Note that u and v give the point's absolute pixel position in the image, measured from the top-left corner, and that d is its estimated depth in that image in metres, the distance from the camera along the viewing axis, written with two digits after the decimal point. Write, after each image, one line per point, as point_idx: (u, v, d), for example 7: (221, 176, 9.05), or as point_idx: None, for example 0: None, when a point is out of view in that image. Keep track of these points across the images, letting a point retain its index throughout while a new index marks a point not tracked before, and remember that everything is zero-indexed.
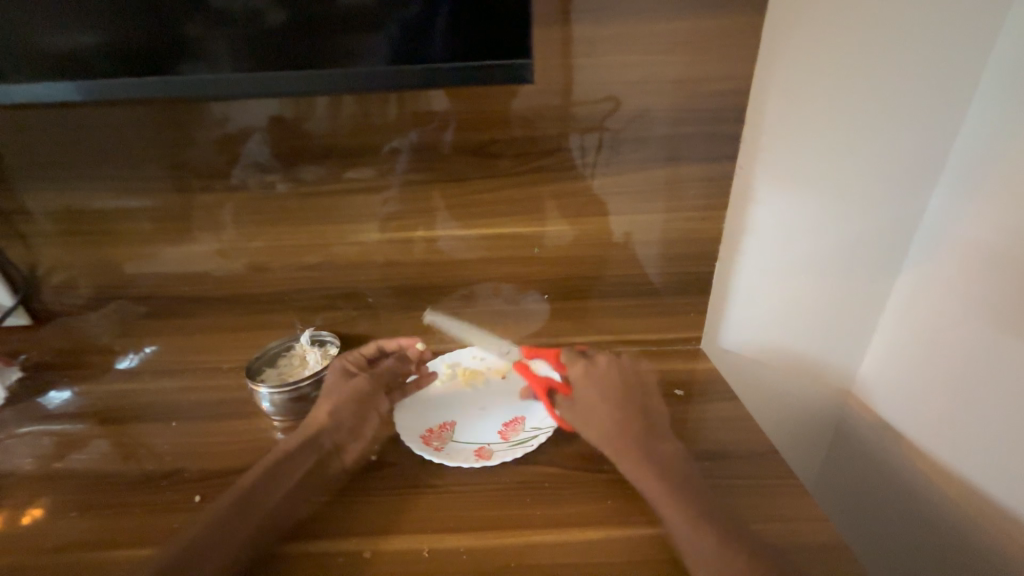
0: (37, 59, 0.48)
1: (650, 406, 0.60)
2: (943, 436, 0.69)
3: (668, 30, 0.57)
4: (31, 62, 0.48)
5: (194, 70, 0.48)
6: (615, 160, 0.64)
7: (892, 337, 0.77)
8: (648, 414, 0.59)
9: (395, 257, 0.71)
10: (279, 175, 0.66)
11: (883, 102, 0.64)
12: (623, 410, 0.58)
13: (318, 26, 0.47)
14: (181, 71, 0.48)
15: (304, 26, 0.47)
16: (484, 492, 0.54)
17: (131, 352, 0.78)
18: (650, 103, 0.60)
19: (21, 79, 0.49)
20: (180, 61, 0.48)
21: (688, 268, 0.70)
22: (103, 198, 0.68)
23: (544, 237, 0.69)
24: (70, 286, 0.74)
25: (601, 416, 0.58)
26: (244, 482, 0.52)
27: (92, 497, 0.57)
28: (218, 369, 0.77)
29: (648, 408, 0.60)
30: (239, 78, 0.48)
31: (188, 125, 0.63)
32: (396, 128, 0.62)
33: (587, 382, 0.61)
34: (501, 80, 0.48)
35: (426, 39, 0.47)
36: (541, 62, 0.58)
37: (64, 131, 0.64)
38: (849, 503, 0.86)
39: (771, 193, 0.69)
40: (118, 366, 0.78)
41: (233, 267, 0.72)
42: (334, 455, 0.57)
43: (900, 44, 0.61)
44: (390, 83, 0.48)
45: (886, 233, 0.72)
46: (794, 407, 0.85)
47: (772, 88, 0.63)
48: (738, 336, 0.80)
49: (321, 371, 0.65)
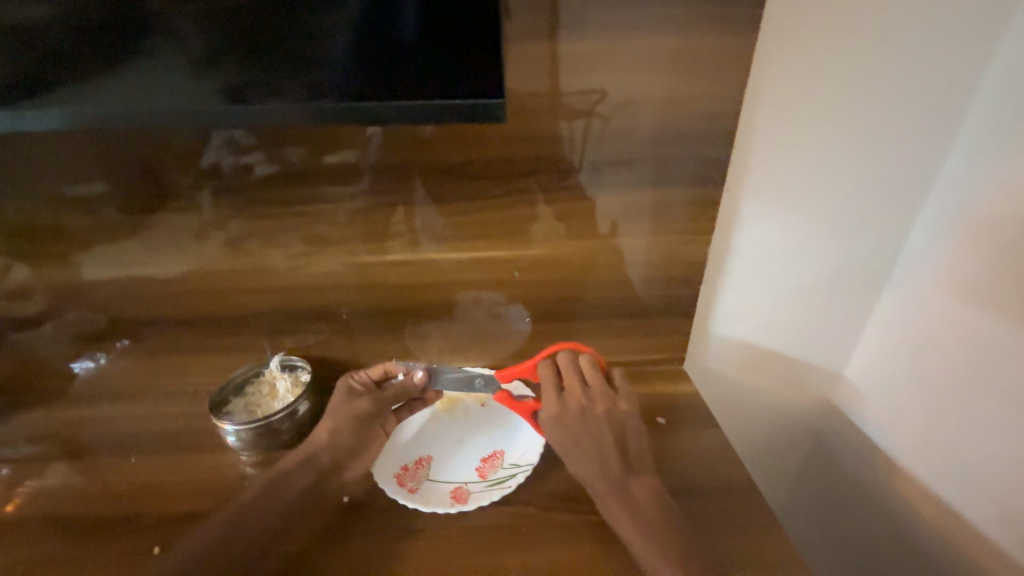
0: None
1: (626, 441, 0.56)
2: (917, 455, 0.70)
3: (657, 47, 0.54)
4: None
5: (160, 48, 0.43)
6: (600, 182, 0.61)
7: (871, 357, 0.77)
8: (625, 455, 0.55)
9: (368, 279, 0.68)
10: (258, 155, 0.59)
11: (873, 122, 0.62)
12: (596, 455, 0.55)
13: (294, 7, 0.42)
14: (147, 49, 0.43)
15: (281, 8, 0.42)
16: (459, 538, 0.53)
17: (97, 353, 0.72)
18: (633, 124, 0.58)
19: None
20: (146, 37, 0.43)
21: (673, 290, 0.69)
22: (49, 216, 0.63)
23: (523, 259, 0.66)
24: (19, 307, 0.69)
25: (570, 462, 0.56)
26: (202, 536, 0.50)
27: (41, 546, 0.54)
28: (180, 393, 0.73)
29: (625, 447, 0.56)
30: (195, 108, 0.45)
31: (140, 141, 0.59)
32: (369, 149, 0.59)
33: (558, 426, 0.57)
34: (465, 118, 0.46)
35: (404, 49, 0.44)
36: (522, 80, 0.55)
37: (7, 138, 0.58)
38: (820, 517, 0.88)
39: (756, 214, 0.67)
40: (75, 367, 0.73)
41: (196, 289, 0.68)
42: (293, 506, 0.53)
43: (892, 63, 0.58)
44: (357, 118, 0.46)
45: (871, 254, 0.71)
46: (773, 424, 0.85)
47: (761, 106, 0.60)
48: (718, 357, 0.78)
49: (293, 404, 0.62)
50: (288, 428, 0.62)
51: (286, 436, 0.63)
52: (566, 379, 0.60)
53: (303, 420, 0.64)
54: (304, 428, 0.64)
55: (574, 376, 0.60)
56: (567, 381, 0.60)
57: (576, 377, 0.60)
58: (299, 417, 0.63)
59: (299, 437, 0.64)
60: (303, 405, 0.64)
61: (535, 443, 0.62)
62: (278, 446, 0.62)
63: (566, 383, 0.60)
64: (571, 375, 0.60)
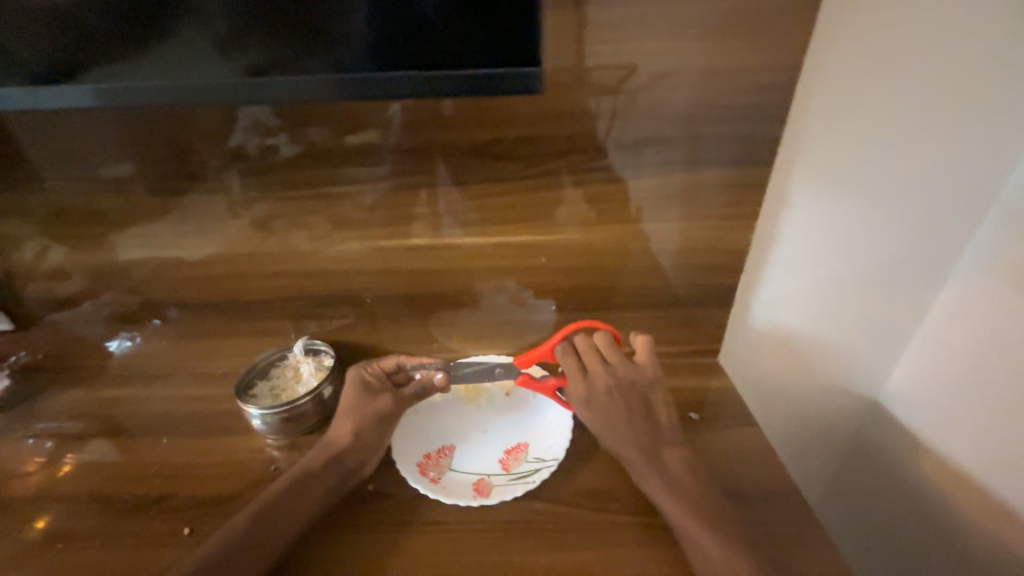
0: None
1: (655, 413, 0.56)
2: (980, 458, 0.66)
3: (705, 13, 0.49)
4: None
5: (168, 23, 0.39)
6: (634, 163, 0.57)
7: (929, 355, 0.71)
8: (656, 427, 0.55)
9: (392, 264, 0.66)
10: (284, 138, 0.58)
11: (949, 96, 0.55)
12: (632, 432, 0.54)
13: None
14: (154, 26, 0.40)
15: None
16: (483, 533, 0.52)
17: (131, 332, 0.73)
18: (674, 102, 0.54)
19: None
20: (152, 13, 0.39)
21: (710, 279, 0.65)
22: (80, 199, 0.63)
23: (552, 246, 0.64)
24: (55, 288, 0.71)
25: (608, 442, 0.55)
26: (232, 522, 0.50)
27: (80, 524, 0.55)
28: (209, 375, 0.74)
29: (654, 419, 0.55)
30: (209, 88, 0.41)
31: (165, 123, 0.58)
32: (393, 130, 0.56)
33: (591, 410, 0.56)
34: (503, 92, 0.41)
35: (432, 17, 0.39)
36: (555, 53, 0.51)
37: (37, 119, 0.58)
38: (857, 514, 0.85)
39: (809, 198, 0.61)
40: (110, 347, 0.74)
41: (222, 272, 0.68)
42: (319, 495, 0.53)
43: (974, 28, 0.52)
44: (376, 94, 0.41)
45: (935, 243, 0.65)
46: (814, 421, 0.81)
47: (821, 78, 0.55)
48: (757, 351, 0.74)
49: (317, 388, 0.62)
50: (313, 413, 0.62)
51: (311, 422, 0.62)
52: (588, 364, 0.57)
53: (328, 404, 0.64)
54: (328, 413, 0.64)
55: (595, 357, 0.58)
56: (591, 364, 0.57)
57: (597, 357, 0.58)
58: (324, 401, 0.63)
59: (323, 423, 0.64)
60: (327, 389, 0.63)
61: (562, 437, 0.60)
62: (303, 431, 0.62)
63: (589, 366, 0.57)
64: (591, 357, 0.58)
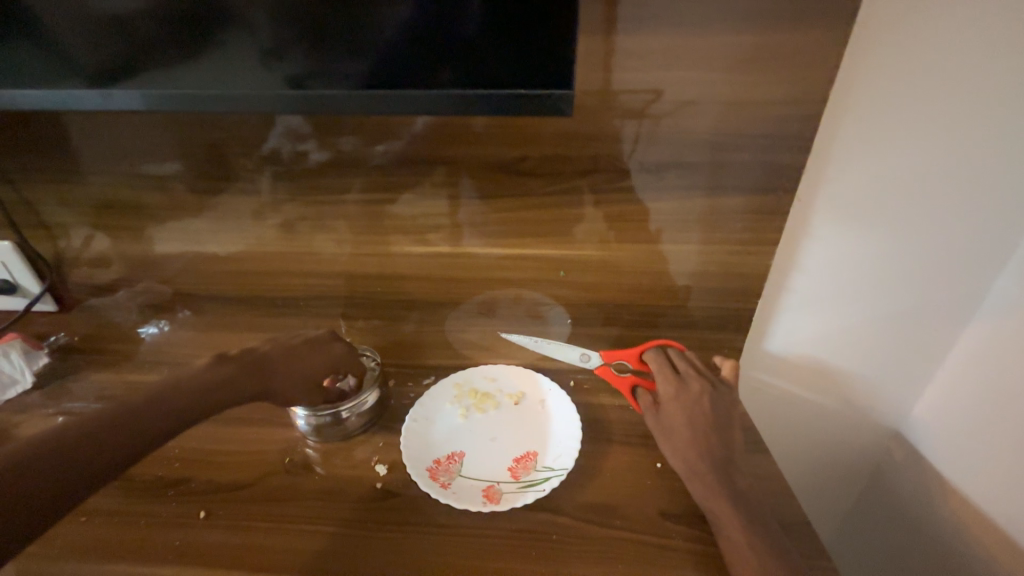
0: (55, 30, 0.43)
1: (732, 431, 0.57)
2: (1002, 505, 0.64)
3: (730, 45, 0.51)
4: (45, 34, 0.43)
5: (232, 39, 0.43)
6: (655, 185, 0.59)
7: (949, 395, 0.70)
8: (717, 446, 0.55)
9: (415, 270, 0.68)
10: (314, 145, 0.61)
11: (974, 138, 0.55)
12: (706, 441, 0.55)
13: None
14: (215, 41, 0.43)
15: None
16: (486, 540, 0.53)
17: (162, 320, 0.77)
18: (697, 127, 0.55)
19: (34, 65, 0.45)
20: (215, 28, 0.43)
21: (724, 303, 0.66)
22: (126, 192, 0.67)
23: (570, 261, 0.65)
24: (95, 273, 0.75)
25: (678, 443, 0.56)
26: (257, 535, 0.54)
27: (102, 501, 0.58)
28: (173, 407, 0.51)
29: (728, 437, 0.56)
30: (259, 98, 0.44)
31: (207, 123, 0.61)
32: (421, 142, 0.59)
33: (673, 408, 0.57)
34: (535, 113, 0.43)
35: (465, 37, 0.42)
36: (584, 75, 0.53)
37: (92, 115, 0.62)
38: (871, 550, 0.84)
39: (830, 228, 0.61)
40: (143, 332, 0.77)
41: (252, 267, 0.71)
42: (330, 500, 0.57)
43: (1012, 64, 0.51)
44: (415, 108, 0.44)
45: (959, 280, 0.64)
46: (828, 451, 0.80)
47: (846, 114, 0.55)
48: (772, 380, 0.74)
49: (361, 395, 0.63)
50: (354, 419, 0.63)
51: (353, 428, 0.64)
52: (681, 366, 0.61)
53: (370, 412, 0.65)
54: (370, 419, 0.65)
55: (689, 364, 0.61)
56: (684, 368, 0.60)
57: (690, 364, 0.61)
58: (365, 409, 0.64)
59: (364, 430, 0.65)
60: (371, 397, 0.65)
61: (571, 447, 0.60)
62: (343, 436, 0.64)
63: (682, 369, 0.60)
64: (684, 363, 0.61)
